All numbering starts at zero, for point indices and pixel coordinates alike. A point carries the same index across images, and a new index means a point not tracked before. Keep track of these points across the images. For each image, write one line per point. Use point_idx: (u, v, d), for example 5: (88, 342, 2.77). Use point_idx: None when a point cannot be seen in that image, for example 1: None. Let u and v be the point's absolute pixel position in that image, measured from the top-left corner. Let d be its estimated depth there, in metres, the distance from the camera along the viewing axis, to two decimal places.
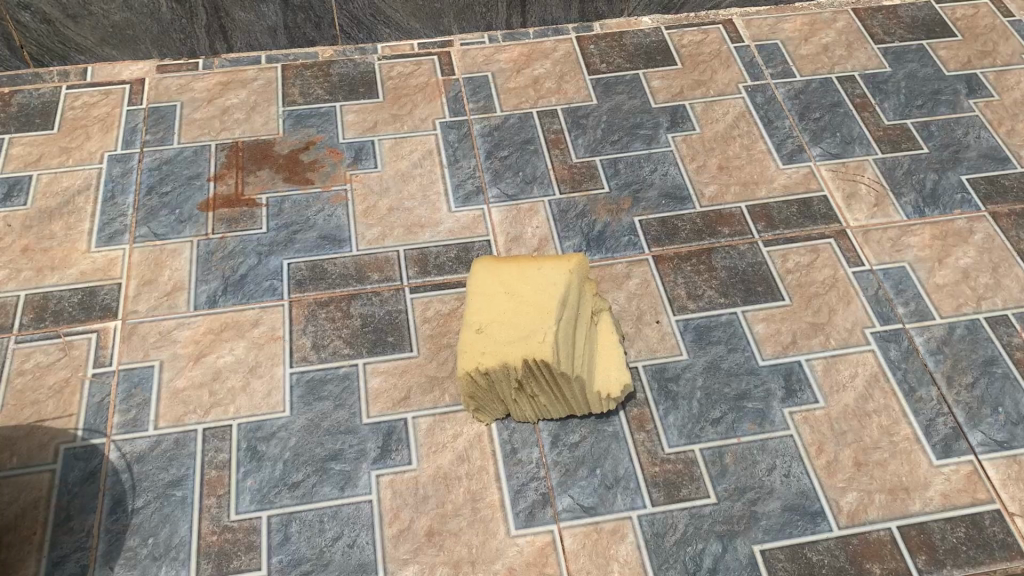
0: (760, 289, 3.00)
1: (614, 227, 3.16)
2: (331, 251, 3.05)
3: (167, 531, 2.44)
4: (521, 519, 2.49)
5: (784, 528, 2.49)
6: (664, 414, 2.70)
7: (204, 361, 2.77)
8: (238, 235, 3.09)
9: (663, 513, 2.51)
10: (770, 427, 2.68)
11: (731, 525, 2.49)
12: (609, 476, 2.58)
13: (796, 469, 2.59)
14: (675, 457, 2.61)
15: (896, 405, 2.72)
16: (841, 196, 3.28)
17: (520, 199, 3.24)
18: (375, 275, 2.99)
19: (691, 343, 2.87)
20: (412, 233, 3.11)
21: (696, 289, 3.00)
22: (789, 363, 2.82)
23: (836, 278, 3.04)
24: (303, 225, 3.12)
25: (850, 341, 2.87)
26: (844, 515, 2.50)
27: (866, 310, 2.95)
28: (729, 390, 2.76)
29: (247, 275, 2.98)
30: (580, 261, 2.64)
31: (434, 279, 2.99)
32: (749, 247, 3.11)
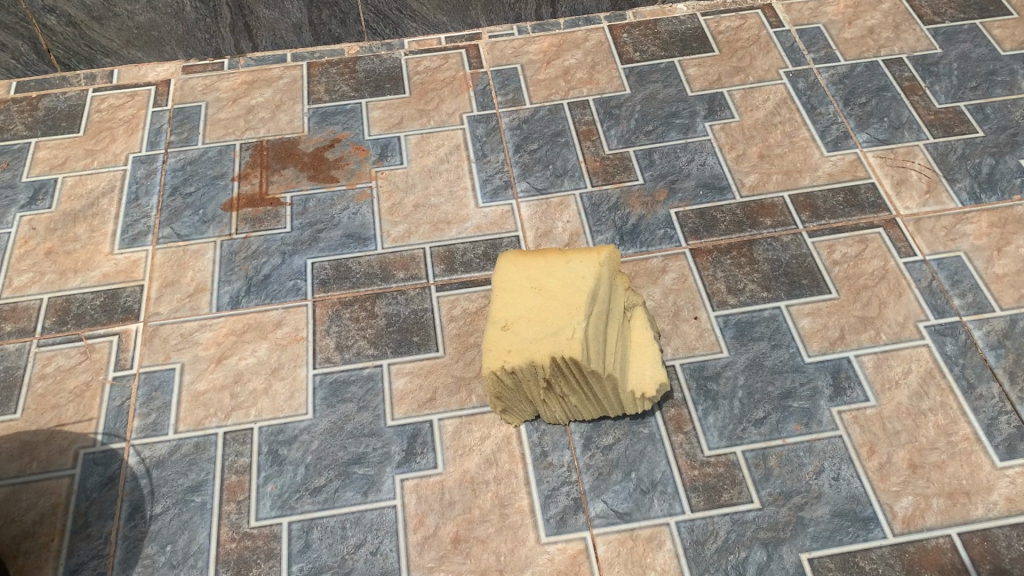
0: (805, 282, 2.84)
1: (649, 220, 3.03)
2: (356, 250, 2.96)
3: (186, 538, 2.36)
4: (552, 526, 2.36)
5: (834, 535, 2.32)
6: (703, 415, 2.55)
7: (226, 363, 2.70)
8: (261, 235, 3.02)
9: (703, 520, 2.36)
10: (817, 427, 2.52)
11: (776, 532, 2.33)
12: (645, 480, 2.44)
13: (846, 472, 2.42)
14: (716, 460, 2.46)
15: (954, 403, 2.54)
16: (889, 184, 3.11)
17: (550, 193, 3.12)
18: (400, 273, 2.90)
19: (731, 340, 2.71)
20: (438, 230, 3.01)
21: (737, 283, 2.85)
22: (837, 360, 2.65)
23: (886, 270, 2.86)
24: (327, 223, 3.04)
25: (902, 336, 2.70)
26: (899, 521, 2.33)
27: (918, 303, 2.78)
28: (773, 389, 2.60)
29: (270, 275, 2.91)
30: (611, 253, 2.52)
31: (461, 277, 2.88)
32: (792, 239, 2.95)
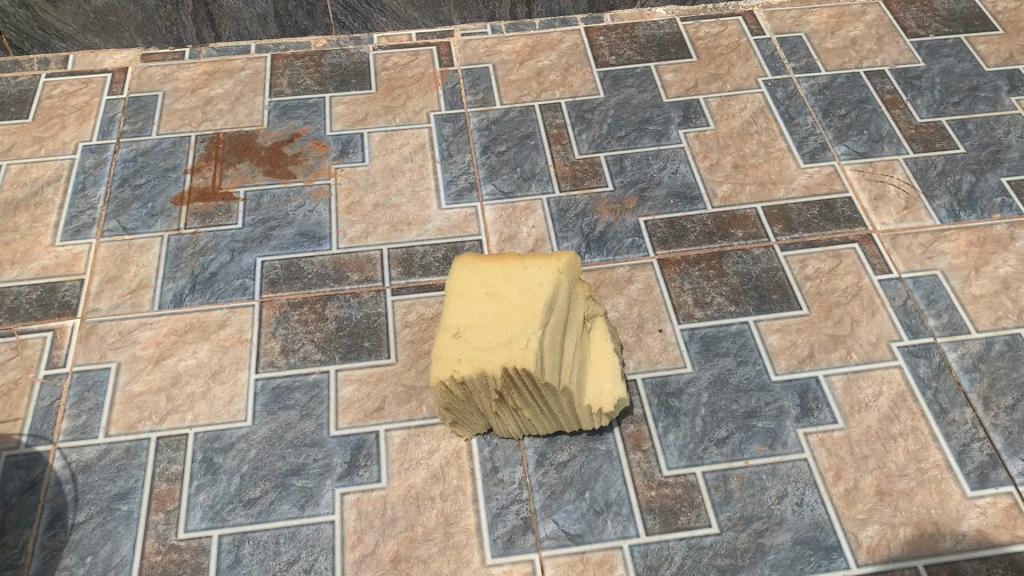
0: (775, 297, 2.73)
1: (617, 228, 2.92)
2: (309, 249, 2.83)
3: (108, 549, 2.22)
4: (498, 546, 2.23)
5: (794, 564, 2.20)
6: (663, 432, 2.43)
7: (164, 364, 2.56)
8: (211, 231, 2.89)
9: (658, 544, 2.23)
10: (782, 449, 2.40)
11: (734, 559, 2.20)
12: (600, 500, 2.31)
13: (810, 498, 2.31)
14: (674, 481, 2.34)
15: (925, 428, 2.43)
16: (867, 198, 3.01)
17: (516, 197, 3.00)
18: (355, 275, 2.77)
19: (696, 355, 2.60)
20: (397, 231, 2.88)
21: (704, 296, 2.73)
22: (805, 379, 2.54)
23: (859, 287, 2.76)
24: (281, 221, 2.91)
25: (874, 356, 2.59)
26: (864, 551, 2.21)
27: (892, 322, 2.67)
28: (737, 407, 2.48)
29: (217, 273, 2.78)
30: (571, 259, 2.39)
31: (418, 281, 2.75)
32: (764, 252, 2.85)
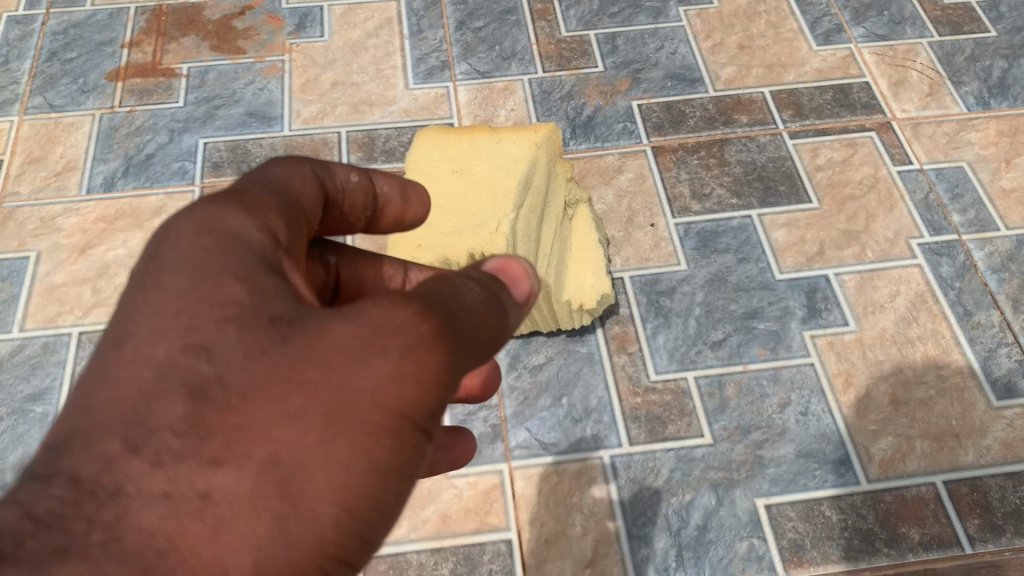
0: (782, 189, 2.43)
1: (607, 112, 2.59)
2: (258, 130, 2.52)
3: (18, 454, 1.95)
4: None
5: (798, 478, 1.93)
6: (652, 334, 2.15)
7: (90, 253, 2.27)
8: (149, 109, 2.57)
9: (643, 455, 1.96)
10: (785, 353, 2.12)
11: (729, 473, 1.93)
12: (578, 407, 2.03)
13: (816, 407, 2.03)
14: (663, 386, 2.06)
15: (947, 332, 2.16)
16: (886, 84, 2.69)
17: (494, 76, 2.66)
18: (308, 159, 2.45)
19: (691, 252, 2.30)
20: (358, 112, 2.56)
21: (703, 187, 2.43)
22: (813, 278, 2.25)
23: (876, 179, 2.46)
24: (228, 100, 2.59)
25: (891, 254, 2.30)
26: (876, 466, 1.95)
27: (911, 217, 2.38)
28: (736, 307, 2.20)
29: (153, 156, 2.46)
30: (551, 132, 2.02)
31: (381, 166, 2.43)
32: (770, 140, 2.54)
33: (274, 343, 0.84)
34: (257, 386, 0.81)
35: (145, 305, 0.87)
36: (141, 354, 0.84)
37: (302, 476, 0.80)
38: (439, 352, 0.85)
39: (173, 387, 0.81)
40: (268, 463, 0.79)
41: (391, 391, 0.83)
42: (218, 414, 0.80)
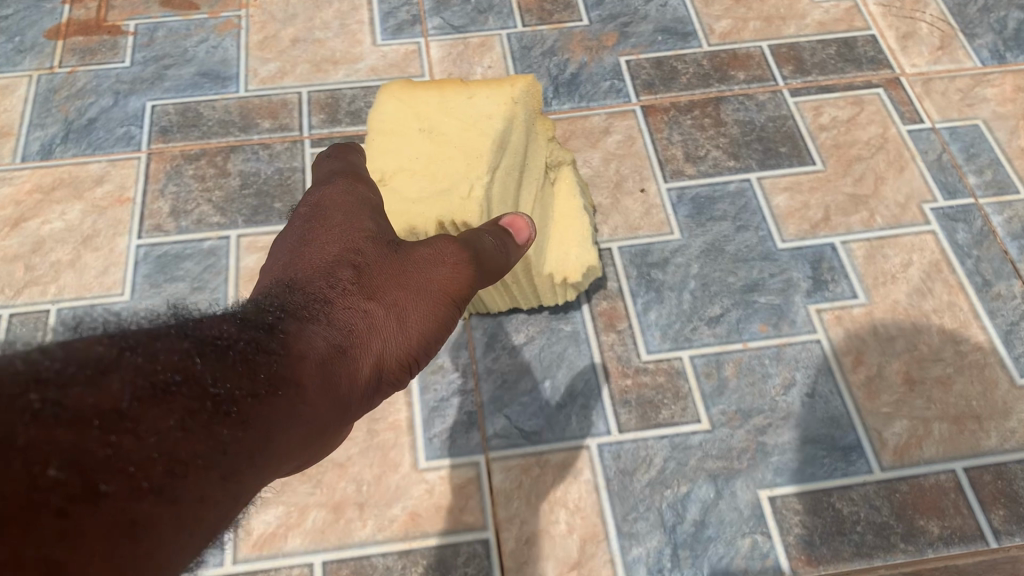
0: (783, 150, 2.24)
1: (592, 69, 2.39)
2: (211, 91, 2.30)
3: None
4: (435, 447, 1.77)
5: (804, 467, 1.75)
6: (643, 310, 1.96)
7: (24, 227, 2.06)
8: (92, 70, 2.34)
9: (634, 443, 1.77)
10: (789, 330, 1.93)
11: (729, 462, 1.75)
12: (562, 391, 1.84)
13: (823, 388, 1.85)
14: (655, 367, 1.87)
15: (965, 304, 1.97)
16: (894, 37, 2.48)
17: (469, 31, 2.44)
18: (266, 121, 2.24)
19: (685, 219, 2.11)
20: (321, 71, 2.34)
21: (697, 149, 2.23)
22: (818, 247, 2.06)
23: (884, 139, 2.26)
24: (178, 59, 2.37)
25: (902, 220, 2.11)
26: (889, 452, 1.77)
27: (924, 179, 2.18)
28: (735, 280, 2.01)
29: (95, 120, 2.25)
30: (529, 85, 1.80)
31: (345, 129, 2.23)
32: (770, 98, 2.34)
33: (391, 249, 1.26)
34: (391, 270, 1.23)
35: (316, 226, 1.27)
36: (320, 252, 1.21)
37: (408, 316, 1.21)
38: (474, 269, 1.31)
39: (345, 267, 1.19)
40: (399, 302, 1.21)
41: (455, 276, 1.28)
42: (371, 274, 1.20)
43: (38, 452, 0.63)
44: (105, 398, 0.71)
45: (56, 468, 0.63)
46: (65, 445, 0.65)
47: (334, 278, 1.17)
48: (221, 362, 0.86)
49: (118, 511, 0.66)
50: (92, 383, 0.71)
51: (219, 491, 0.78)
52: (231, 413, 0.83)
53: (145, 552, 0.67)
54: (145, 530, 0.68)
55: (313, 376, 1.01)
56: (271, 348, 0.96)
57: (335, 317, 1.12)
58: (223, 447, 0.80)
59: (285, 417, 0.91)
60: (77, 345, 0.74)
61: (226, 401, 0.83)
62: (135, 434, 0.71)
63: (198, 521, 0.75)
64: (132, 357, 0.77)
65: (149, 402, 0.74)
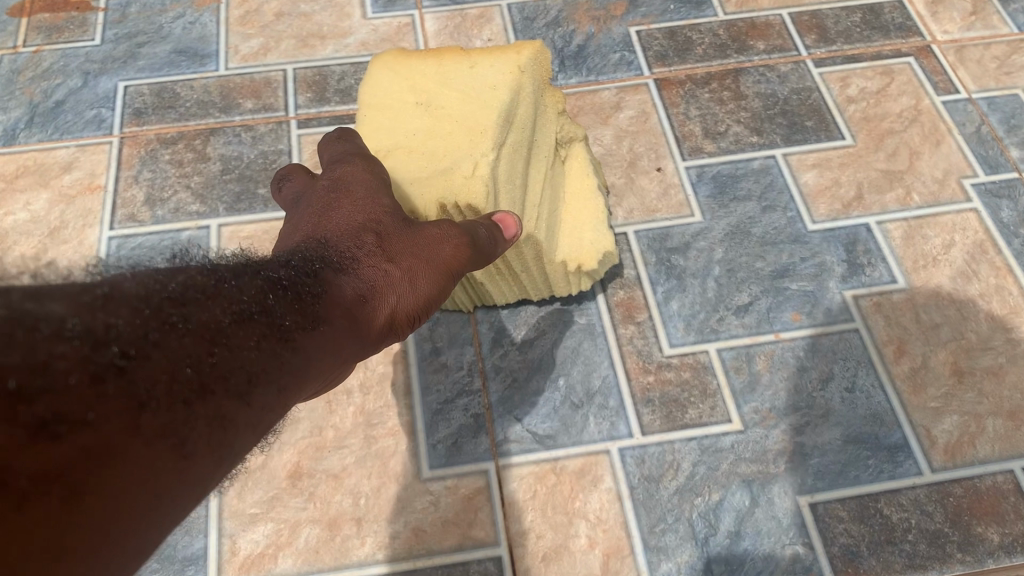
0: (809, 124, 2.07)
1: (601, 41, 2.21)
2: (188, 69, 2.13)
3: None
4: (440, 455, 1.60)
5: (846, 470, 1.59)
6: (665, 299, 1.79)
7: None
8: (59, 48, 2.16)
9: (659, 447, 1.61)
10: (824, 319, 1.77)
11: (764, 466, 1.59)
12: (578, 389, 1.68)
13: (864, 381, 1.69)
14: (679, 362, 1.70)
15: (1014, 288, 1.81)
16: (923, 2, 2.31)
17: (467, 2, 2.27)
18: (248, 101, 2.06)
19: (707, 200, 1.94)
20: (307, 47, 2.17)
21: (716, 125, 2.06)
22: (852, 228, 1.90)
23: (918, 110, 2.09)
24: (153, 36, 2.19)
25: (941, 197, 1.95)
26: (940, 452, 1.61)
27: (963, 153, 2.02)
28: (763, 265, 1.84)
29: (63, 103, 2.07)
30: (536, 52, 1.61)
31: (334, 108, 2.05)
32: (793, 68, 2.17)
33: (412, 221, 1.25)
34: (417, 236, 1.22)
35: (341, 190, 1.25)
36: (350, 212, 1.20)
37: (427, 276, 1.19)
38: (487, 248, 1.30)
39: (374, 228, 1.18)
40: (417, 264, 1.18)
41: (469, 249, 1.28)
42: (393, 239, 1.18)
43: (173, 350, 0.74)
44: (205, 314, 0.81)
45: (183, 369, 0.74)
46: (183, 351, 0.75)
47: (357, 239, 1.14)
48: (286, 298, 0.94)
49: (217, 405, 0.76)
50: (201, 303, 0.82)
51: (281, 402, 0.86)
52: (290, 340, 0.90)
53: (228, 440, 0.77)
54: (232, 427, 0.77)
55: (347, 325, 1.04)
56: (316, 293, 0.99)
57: (359, 273, 1.10)
58: (284, 367, 0.87)
59: (332, 351, 0.97)
60: (178, 275, 0.84)
61: (287, 328, 0.91)
62: (226, 347, 0.81)
63: (263, 428, 0.83)
64: (220, 289, 0.86)
65: (233, 324, 0.84)
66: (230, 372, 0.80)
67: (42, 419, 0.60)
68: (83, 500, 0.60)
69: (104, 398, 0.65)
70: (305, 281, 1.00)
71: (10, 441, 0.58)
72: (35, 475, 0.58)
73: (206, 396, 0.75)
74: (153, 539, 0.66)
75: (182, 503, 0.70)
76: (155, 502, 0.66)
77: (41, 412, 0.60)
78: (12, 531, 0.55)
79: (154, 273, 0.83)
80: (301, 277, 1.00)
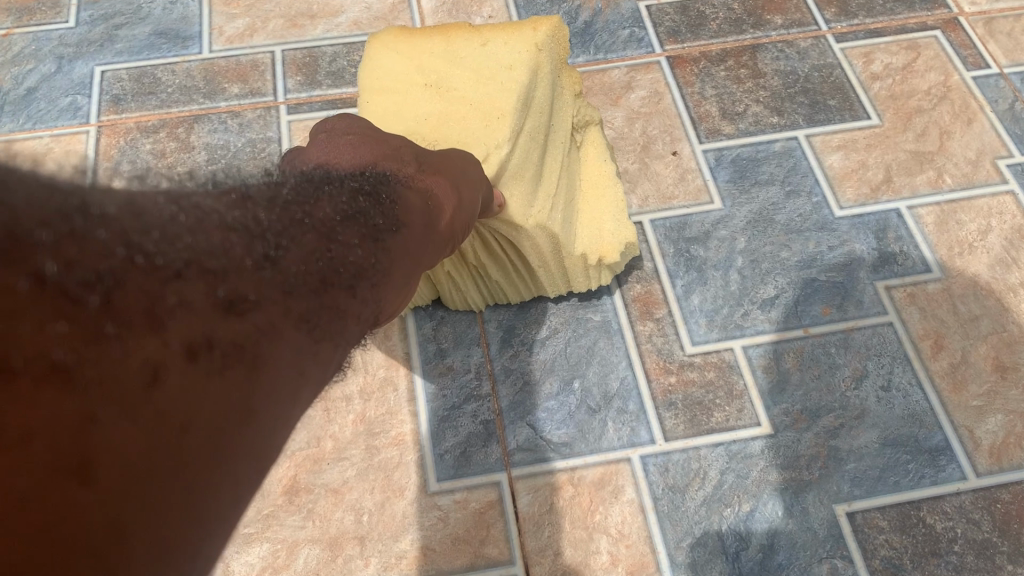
0: (832, 103, 1.95)
1: (609, 17, 2.08)
2: (169, 53, 1.99)
3: None
4: (448, 466, 1.49)
5: (885, 475, 1.48)
6: (685, 293, 1.68)
7: None
8: (30, 31, 2.02)
9: (683, 453, 1.50)
10: (856, 312, 1.65)
11: (797, 473, 1.48)
12: (595, 393, 1.56)
13: (900, 379, 1.57)
14: (702, 361, 1.59)
15: None
16: None
17: None
18: (235, 86, 1.93)
19: (726, 185, 1.82)
20: (296, 27, 2.03)
21: (734, 105, 1.94)
22: (881, 213, 1.78)
23: (947, 87, 1.97)
24: (131, 17, 2.05)
25: (975, 179, 1.83)
26: (984, 454, 1.50)
27: (996, 133, 1.90)
28: (789, 254, 1.72)
29: (36, 90, 1.93)
30: (554, 28, 1.48)
31: (326, 92, 1.92)
32: (813, 44, 2.04)
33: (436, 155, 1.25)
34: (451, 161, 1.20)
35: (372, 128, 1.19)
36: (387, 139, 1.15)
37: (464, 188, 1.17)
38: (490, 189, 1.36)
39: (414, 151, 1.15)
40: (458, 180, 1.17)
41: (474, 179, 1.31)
42: (432, 158, 1.16)
43: (305, 245, 0.74)
44: (318, 213, 0.80)
45: (314, 261, 0.75)
46: (312, 246, 0.75)
47: (405, 160, 1.11)
48: (372, 201, 0.91)
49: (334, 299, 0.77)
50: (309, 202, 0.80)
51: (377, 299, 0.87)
52: (383, 241, 0.88)
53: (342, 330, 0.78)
54: (344, 317, 0.79)
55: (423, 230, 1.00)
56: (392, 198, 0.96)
57: (418, 185, 1.07)
58: (380, 266, 0.87)
59: (412, 258, 0.96)
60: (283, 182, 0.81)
61: (380, 230, 0.89)
62: (341, 244, 0.80)
63: (362, 320, 0.84)
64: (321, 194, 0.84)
65: (341, 224, 0.82)
66: (342, 267, 0.79)
67: (229, 296, 0.64)
68: (259, 370, 0.65)
69: (265, 283, 0.68)
70: (380, 188, 0.96)
71: (208, 312, 0.62)
72: (229, 346, 0.62)
73: (326, 290, 0.76)
74: (295, 407, 0.70)
75: (314, 381, 0.73)
76: (300, 380, 0.71)
77: (225, 292, 0.64)
78: (216, 390, 0.60)
79: (265, 180, 0.80)
80: (376, 185, 0.96)
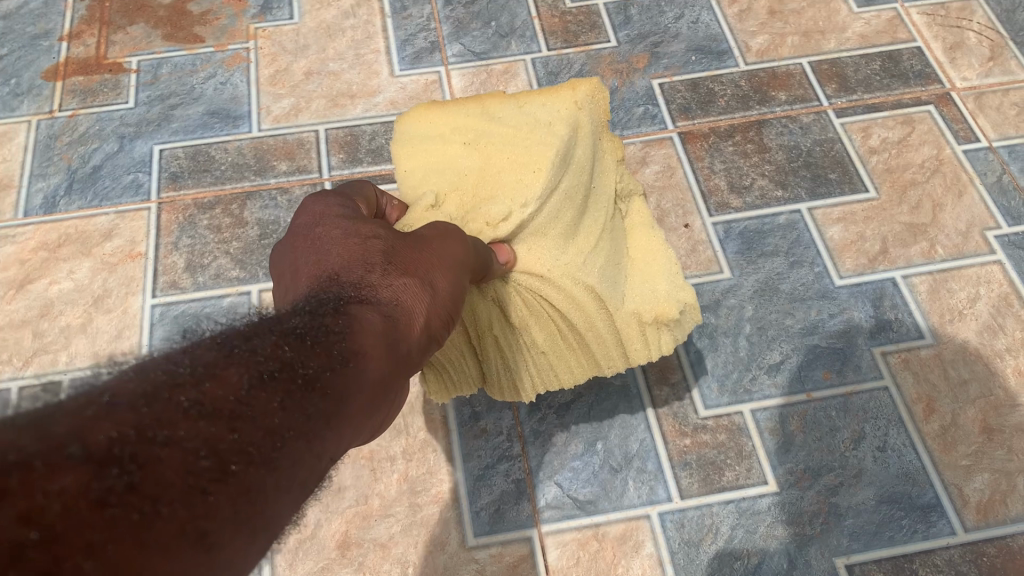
0: (832, 176, 2.11)
1: (625, 94, 2.25)
2: (222, 131, 2.17)
3: None
4: (483, 521, 1.64)
5: (880, 530, 1.64)
6: (697, 359, 1.83)
7: (32, 289, 1.93)
8: (94, 112, 2.20)
9: (697, 510, 1.66)
10: (854, 377, 1.80)
11: (800, 528, 1.64)
12: (617, 454, 1.71)
13: (895, 440, 1.72)
14: (714, 424, 1.74)
15: None
16: (941, 48, 2.34)
17: (492, 57, 2.30)
18: (283, 163, 2.10)
19: (735, 256, 1.97)
20: (338, 106, 2.21)
21: (742, 178, 2.10)
22: (878, 282, 1.93)
23: (940, 160, 2.12)
24: (185, 98, 2.23)
25: (965, 250, 1.98)
26: (972, 511, 1.65)
27: (985, 205, 2.05)
28: (792, 322, 1.88)
29: (101, 168, 2.11)
30: (594, 91, 1.66)
31: (367, 169, 2.10)
32: (815, 119, 2.20)
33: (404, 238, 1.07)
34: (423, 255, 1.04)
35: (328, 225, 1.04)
36: (342, 240, 1.01)
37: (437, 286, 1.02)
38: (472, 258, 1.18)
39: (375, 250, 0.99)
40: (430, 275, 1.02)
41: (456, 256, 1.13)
42: (400, 254, 1.01)
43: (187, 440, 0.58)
44: (215, 388, 0.63)
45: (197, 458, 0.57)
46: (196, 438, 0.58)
47: (366, 263, 0.96)
48: (305, 341, 0.73)
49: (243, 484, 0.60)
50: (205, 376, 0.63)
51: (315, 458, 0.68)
52: (318, 387, 0.71)
53: (254, 520, 0.60)
54: (260, 500, 0.61)
55: (381, 350, 0.83)
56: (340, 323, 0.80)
57: (381, 296, 0.91)
58: (314, 421, 0.69)
59: (366, 391, 0.79)
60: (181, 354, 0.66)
61: (313, 375, 0.71)
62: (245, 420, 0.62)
63: (299, 490, 0.66)
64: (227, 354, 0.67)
65: (249, 388, 0.65)
66: (253, 445, 0.62)
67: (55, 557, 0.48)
68: None
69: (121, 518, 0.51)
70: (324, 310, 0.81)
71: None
72: None
73: (224, 484, 0.58)
74: None
75: None
76: None
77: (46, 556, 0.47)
78: None
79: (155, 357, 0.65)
80: (318, 315, 0.79)
